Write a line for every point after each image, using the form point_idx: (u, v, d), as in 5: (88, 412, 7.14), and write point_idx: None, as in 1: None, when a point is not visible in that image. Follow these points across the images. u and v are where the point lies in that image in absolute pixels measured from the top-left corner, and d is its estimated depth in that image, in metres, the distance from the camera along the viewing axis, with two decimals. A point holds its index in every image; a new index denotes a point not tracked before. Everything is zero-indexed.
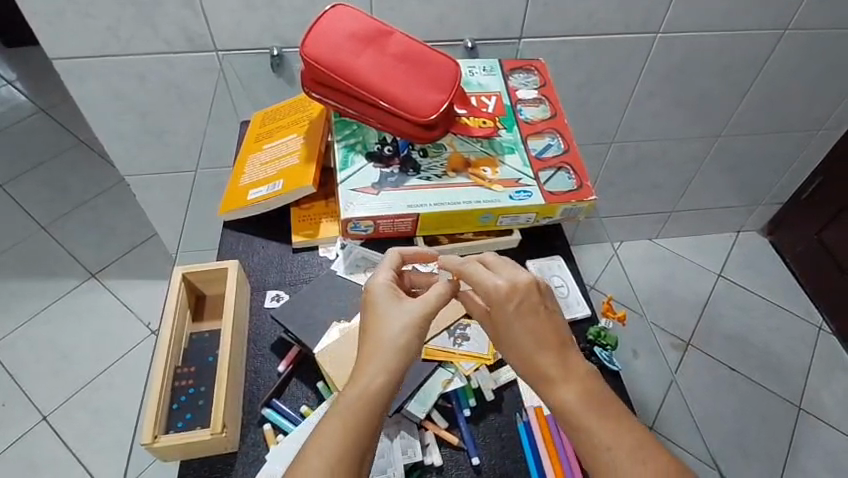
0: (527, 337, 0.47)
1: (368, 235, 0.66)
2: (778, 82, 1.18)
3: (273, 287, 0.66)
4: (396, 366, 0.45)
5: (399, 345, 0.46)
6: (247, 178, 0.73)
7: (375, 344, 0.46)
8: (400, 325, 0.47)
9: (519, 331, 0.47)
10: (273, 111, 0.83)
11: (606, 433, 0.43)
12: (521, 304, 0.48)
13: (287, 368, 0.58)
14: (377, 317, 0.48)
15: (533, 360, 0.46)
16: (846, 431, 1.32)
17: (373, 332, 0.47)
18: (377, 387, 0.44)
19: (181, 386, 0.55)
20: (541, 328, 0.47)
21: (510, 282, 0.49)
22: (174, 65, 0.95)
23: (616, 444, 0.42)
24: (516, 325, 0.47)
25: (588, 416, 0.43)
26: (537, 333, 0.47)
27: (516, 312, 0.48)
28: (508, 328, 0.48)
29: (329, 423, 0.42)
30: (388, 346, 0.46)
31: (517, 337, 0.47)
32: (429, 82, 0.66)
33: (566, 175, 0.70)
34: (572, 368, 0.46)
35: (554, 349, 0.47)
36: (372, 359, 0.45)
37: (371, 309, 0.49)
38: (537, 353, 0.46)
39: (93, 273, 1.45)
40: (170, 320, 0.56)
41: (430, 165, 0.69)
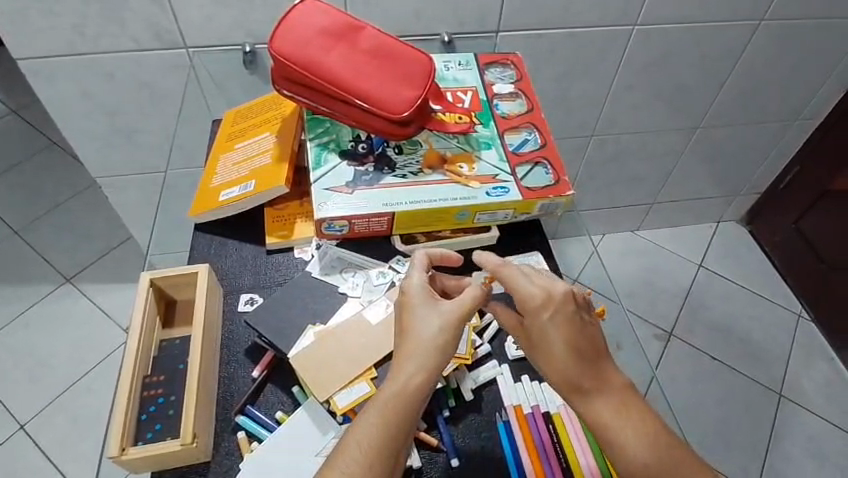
0: (562, 347, 0.48)
1: (344, 235, 0.65)
2: (755, 73, 1.18)
3: (246, 290, 0.64)
4: (431, 366, 0.47)
5: (435, 348, 0.48)
6: (219, 179, 0.72)
7: (410, 346, 0.48)
8: (434, 325, 0.49)
9: (552, 340, 0.49)
10: (246, 109, 0.81)
11: (632, 435, 0.46)
12: (556, 313, 0.49)
13: (262, 373, 0.57)
14: (410, 318, 0.50)
15: (567, 369, 0.48)
16: (824, 415, 1.35)
17: (409, 335, 0.49)
18: (412, 387, 0.46)
19: (151, 396, 0.53)
20: (576, 337, 0.49)
21: (545, 291, 0.50)
22: (144, 63, 0.92)
23: (642, 447, 0.46)
24: (553, 334, 0.49)
25: (622, 422, 0.46)
26: (572, 341, 0.48)
27: (551, 322, 0.49)
28: (543, 337, 0.49)
29: (367, 421, 0.45)
30: (423, 347, 0.48)
31: (554, 347, 0.48)
32: (403, 78, 0.65)
33: (543, 170, 0.69)
34: (606, 377, 0.48)
35: (590, 357, 0.48)
36: (407, 361, 0.48)
37: (407, 310, 0.50)
38: (569, 361, 0.48)
39: (68, 278, 1.42)
40: (137, 327, 0.54)
41: (406, 162, 0.67)
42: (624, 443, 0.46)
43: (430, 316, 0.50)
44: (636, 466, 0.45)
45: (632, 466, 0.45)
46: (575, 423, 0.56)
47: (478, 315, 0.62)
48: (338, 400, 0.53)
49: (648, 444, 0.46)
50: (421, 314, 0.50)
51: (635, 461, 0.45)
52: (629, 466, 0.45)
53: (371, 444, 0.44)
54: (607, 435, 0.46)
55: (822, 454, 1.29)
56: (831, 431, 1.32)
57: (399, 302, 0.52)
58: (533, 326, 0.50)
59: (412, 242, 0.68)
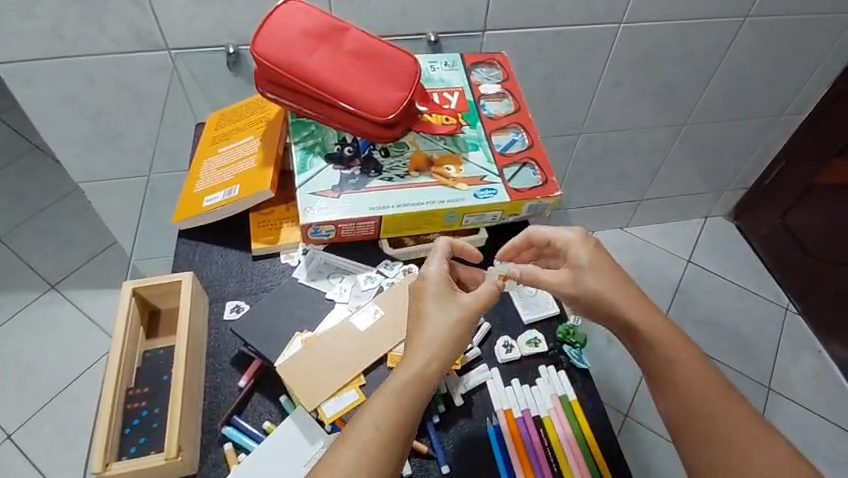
0: (612, 286, 0.53)
1: (331, 240, 0.64)
2: (740, 69, 1.19)
3: (232, 297, 0.63)
4: (444, 356, 0.48)
5: (451, 335, 0.48)
6: (202, 184, 0.70)
7: (425, 333, 0.48)
8: (450, 315, 0.49)
9: (599, 280, 0.53)
10: (229, 112, 0.80)
11: (697, 372, 0.50)
12: (597, 255, 0.55)
13: (249, 383, 0.56)
14: (426, 307, 0.50)
15: (617, 309, 0.52)
16: (812, 407, 1.36)
17: (423, 321, 0.49)
18: (425, 373, 0.46)
19: (134, 409, 0.52)
20: (620, 277, 0.54)
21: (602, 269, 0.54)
22: (126, 65, 0.90)
23: (703, 381, 0.50)
24: (599, 276, 0.54)
25: (679, 354, 0.51)
26: (618, 280, 0.54)
27: (594, 264, 0.54)
28: (591, 278, 0.54)
29: (386, 399, 0.45)
30: (436, 336, 0.48)
31: (603, 285, 0.53)
32: (388, 79, 0.64)
33: (531, 171, 0.69)
34: (654, 313, 0.53)
35: (634, 297, 0.53)
36: (422, 345, 0.48)
37: (430, 297, 0.50)
38: (618, 296, 0.53)
39: (53, 284, 1.39)
40: (119, 340, 0.53)
41: (392, 165, 0.67)
42: (688, 381, 0.50)
43: (447, 306, 0.50)
44: (703, 400, 0.49)
45: (699, 400, 0.49)
46: (565, 426, 0.55)
47: None
48: (326, 409, 0.53)
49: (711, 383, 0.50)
50: (436, 304, 0.50)
51: (700, 398, 0.49)
52: (697, 399, 0.49)
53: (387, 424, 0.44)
54: (673, 374, 0.50)
55: (810, 446, 1.30)
56: (819, 423, 1.34)
57: (418, 288, 0.52)
58: (575, 274, 0.54)
59: (400, 246, 0.67)
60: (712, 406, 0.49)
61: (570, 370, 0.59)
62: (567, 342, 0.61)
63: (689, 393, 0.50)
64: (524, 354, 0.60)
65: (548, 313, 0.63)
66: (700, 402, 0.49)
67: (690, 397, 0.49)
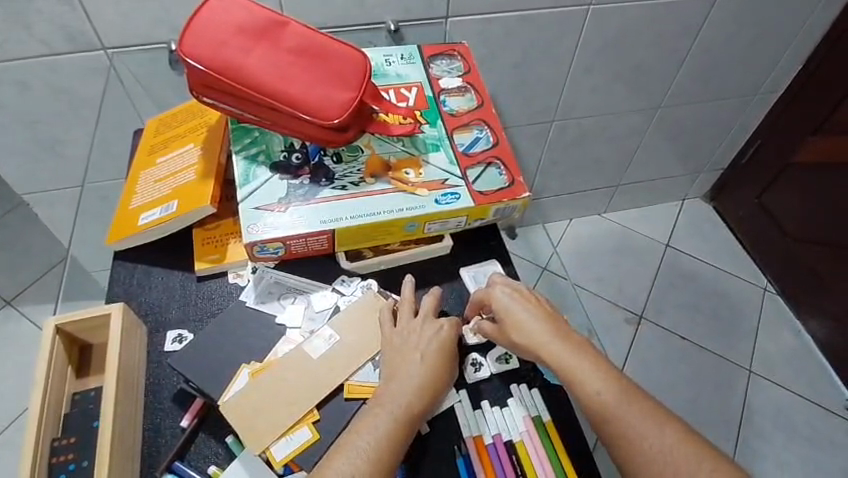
0: (540, 330, 0.51)
1: (281, 257, 0.59)
2: (715, 49, 1.15)
3: (174, 325, 0.58)
4: (440, 381, 0.49)
5: (443, 362, 0.50)
6: (138, 200, 0.64)
7: (419, 358, 0.50)
8: (445, 343, 0.51)
9: (525, 325, 0.51)
10: (168, 118, 0.73)
11: (638, 418, 0.45)
12: (519, 298, 0.53)
13: (192, 422, 0.51)
14: (418, 336, 0.51)
15: (542, 350, 0.50)
16: (791, 387, 1.36)
17: (416, 349, 0.50)
18: (423, 396, 0.48)
19: (59, 463, 0.47)
20: (545, 318, 0.52)
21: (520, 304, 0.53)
22: (59, 68, 0.82)
23: (645, 429, 0.45)
24: (524, 319, 0.52)
25: (616, 396, 0.46)
26: (546, 321, 0.51)
27: (516, 307, 0.52)
28: (515, 325, 0.52)
29: (388, 420, 0.45)
30: (432, 362, 0.50)
31: (529, 329, 0.51)
32: (336, 78, 0.59)
33: (496, 171, 0.64)
34: (586, 352, 0.50)
35: (565, 336, 0.51)
36: (417, 369, 0.49)
37: (439, 330, 0.52)
38: (547, 339, 0.50)
39: (8, 300, 1.30)
40: (39, 386, 0.48)
41: (345, 172, 0.61)
42: (635, 433, 0.45)
43: (445, 335, 0.52)
44: (651, 456, 0.44)
45: (647, 455, 0.44)
46: (539, 450, 0.52)
47: None
48: (275, 452, 0.48)
49: (657, 430, 0.45)
50: (431, 331, 0.52)
51: (649, 451, 0.44)
52: (646, 457, 0.44)
53: (387, 443, 0.44)
54: (615, 427, 0.45)
55: (792, 427, 1.30)
56: (799, 403, 1.34)
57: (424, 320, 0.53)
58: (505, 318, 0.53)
59: (358, 258, 0.62)
60: (663, 460, 0.43)
61: (545, 387, 0.56)
62: None
63: (637, 452, 0.44)
64: (494, 372, 0.56)
65: None
66: (649, 459, 0.44)
67: (638, 456, 0.44)
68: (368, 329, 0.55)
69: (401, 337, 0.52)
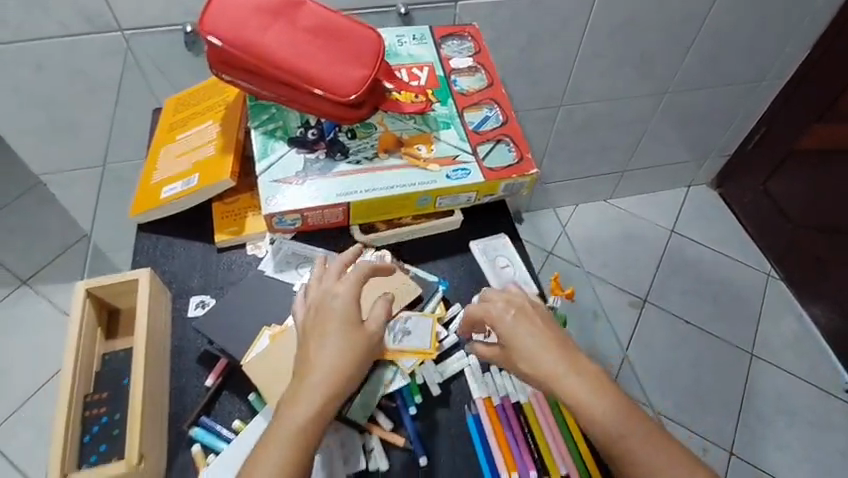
0: (549, 360, 0.47)
1: (297, 228, 0.61)
2: (721, 35, 1.16)
3: (197, 292, 0.60)
4: (346, 363, 0.47)
5: (348, 341, 0.47)
6: (160, 174, 0.66)
7: (320, 344, 0.47)
8: (348, 319, 0.48)
9: (531, 352, 0.48)
10: (186, 97, 0.75)
11: (645, 446, 0.45)
12: (524, 319, 0.49)
13: (216, 381, 0.54)
14: (321, 316, 0.49)
15: (552, 378, 0.47)
16: (793, 370, 1.38)
17: (318, 333, 0.48)
18: (329, 385, 0.45)
19: (93, 415, 0.49)
20: (551, 344, 0.48)
21: (530, 326, 0.49)
22: (78, 49, 0.84)
23: (653, 457, 0.45)
24: (529, 345, 0.48)
25: (626, 428, 0.45)
26: (553, 349, 0.48)
27: (520, 330, 0.49)
28: (521, 353, 0.48)
29: (293, 418, 0.44)
30: (333, 346, 0.47)
31: (537, 359, 0.48)
32: (351, 57, 0.61)
33: (506, 148, 0.66)
34: (596, 378, 0.47)
35: (577, 365, 0.47)
36: (319, 356, 0.47)
37: (339, 310, 0.49)
38: (557, 368, 0.47)
39: (25, 279, 1.33)
40: (73, 345, 0.50)
41: (360, 147, 0.64)
42: (644, 463, 0.44)
43: (337, 314, 0.48)
44: None
45: None
46: (546, 411, 0.54)
47: (444, 306, 0.60)
48: None
49: (663, 454, 0.45)
50: (333, 310, 0.49)
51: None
52: None
53: (293, 442, 0.43)
54: (626, 457, 0.45)
55: (791, 409, 1.32)
56: (800, 386, 1.36)
57: (327, 297, 0.50)
58: (512, 340, 0.49)
59: (371, 231, 0.64)
60: None
61: None
62: None
63: None
64: None
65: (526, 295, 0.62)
66: None
67: None
68: (294, 313, 0.53)
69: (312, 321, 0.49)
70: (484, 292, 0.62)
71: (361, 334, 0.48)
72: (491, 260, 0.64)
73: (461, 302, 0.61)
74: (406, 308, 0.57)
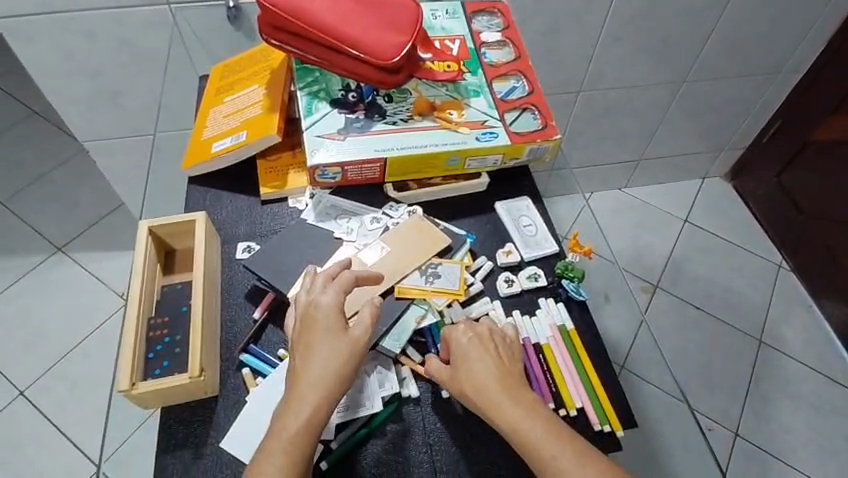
0: (494, 384, 0.50)
1: (337, 183, 0.67)
2: (739, 23, 1.19)
3: (243, 238, 0.66)
4: (336, 367, 0.49)
5: (333, 348, 0.49)
6: (210, 132, 0.72)
7: (307, 350, 0.49)
8: (335, 327, 0.50)
9: (480, 377, 0.51)
10: (232, 63, 0.80)
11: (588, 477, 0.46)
12: (481, 345, 0.53)
13: (263, 314, 0.59)
14: (310, 325, 0.50)
15: (494, 401, 0.49)
16: (803, 359, 1.39)
17: (304, 340, 0.50)
18: (320, 388, 0.48)
19: (156, 336, 0.55)
20: (503, 370, 0.51)
21: (484, 350, 0.52)
22: (126, 20, 0.88)
23: None
24: (480, 372, 0.51)
25: (566, 455, 0.46)
26: (502, 375, 0.51)
27: (477, 353, 0.52)
28: (469, 376, 0.51)
29: (290, 424, 0.46)
30: (320, 353, 0.49)
31: (486, 381, 0.50)
32: (390, 25, 0.66)
33: (531, 116, 0.70)
34: (537, 408, 0.49)
35: (519, 394, 0.50)
36: (307, 361, 0.49)
37: (325, 319, 0.50)
38: (501, 396, 0.49)
39: (59, 247, 1.37)
40: (139, 272, 0.56)
41: (396, 110, 0.68)
42: None
43: (324, 321, 0.50)
44: None
45: None
46: (563, 353, 0.60)
47: (471, 257, 0.65)
48: None
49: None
50: (321, 319, 0.50)
51: None
52: None
53: (293, 447, 0.46)
54: None
55: (799, 395, 1.33)
56: (809, 374, 1.37)
57: (313, 306, 0.51)
58: (463, 363, 0.52)
59: (404, 189, 0.69)
60: None
61: (568, 303, 0.64)
62: (565, 277, 0.64)
63: None
64: (525, 288, 0.64)
65: (547, 251, 0.67)
66: None
67: None
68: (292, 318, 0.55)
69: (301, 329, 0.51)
70: (508, 247, 0.67)
71: (348, 339, 0.50)
72: (515, 219, 0.69)
73: (486, 254, 0.66)
74: (436, 256, 0.62)
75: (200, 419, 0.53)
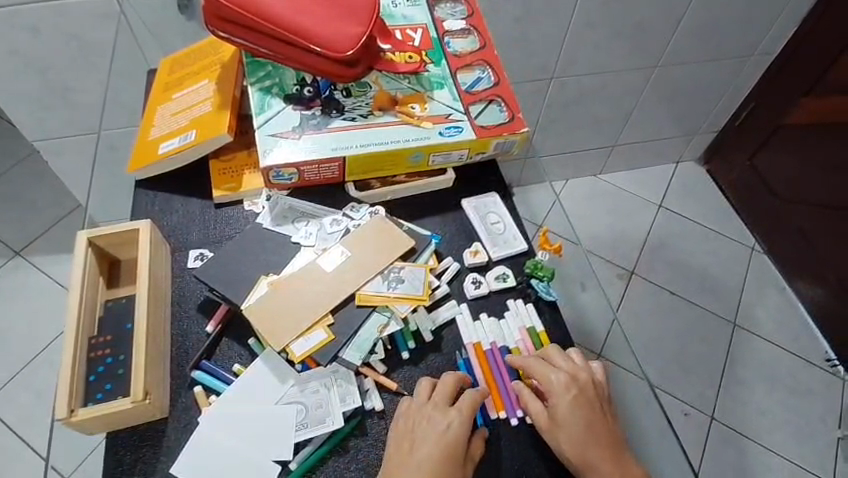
0: (588, 446, 0.51)
1: (294, 184, 0.64)
2: (712, 7, 1.17)
3: (195, 245, 0.62)
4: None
5: (448, 464, 0.48)
6: (157, 131, 0.67)
7: (429, 455, 0.49)
8: (453, 450, 0.49)
9: (578, 435, 0.52)
10: (181, 56, 0.74)
11: None
12: (580, 400, 0.53)
13: (216, 328, 0.56)
14: (429, 433, 0.50)
15: (576, 455, 0.51)
16: (776, 340, 1.40)
17: (423, 443, 0.49)
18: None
19: (98, 357, 0.51)
20: (597, 429, 0.52)
21: (574, 400, 0.53)
22: (68, 12, 0.81)
23: None
24: (570, 422, 0.52)
25: None
26: (595, 436, 0.52)
27: (576, 411, 0.52)
28: (567, 434, 0.52)
29: None
30: (436, 467, 0.48)
31: (579, 443, 0.51)
32: (348, 14, 0.62)
33: (497, 108, 0.67)
34: (614, 461, 0.52)
35: (611, 456, 0.52)
36: (418, 468, 0.48)
37: (450, 438, 0.49)
38: (586, 451, 0.51)
39: (18, 251, 1.31)
40: (77, 288, 0.52)
41: (355, 105, 0.65)
42: None
43: (449, 442, 0.49)
44: None
45: None
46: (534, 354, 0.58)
47: (436, 258, 0.62)
48: (294, 349, 0.53)
49: None
50: (444, 436, 0.49)
51: None
52: None
53: None
54: None
55: (772, 376, 1.35)
56: (782, 355, 1.38)
57: (443, 420, 0.50)
58: (556, 410, 0.53)
59: (366, 188, 0.66)
60: None
61: (537, 302, 0.62)
62: (535, 276, 0.62)
63: None
64: (493, 289, 0.62)
65: (515, 249, 0.65)
66: None
67: None
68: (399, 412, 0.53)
69: (417, 430, 0.50)
70: (475, 246, 0.64)
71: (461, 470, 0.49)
72: (482, 216, 0.66)
73: (453, 256, 0.64)
74: (400, 259, 0.59)
75: (148, 444, 0.50)
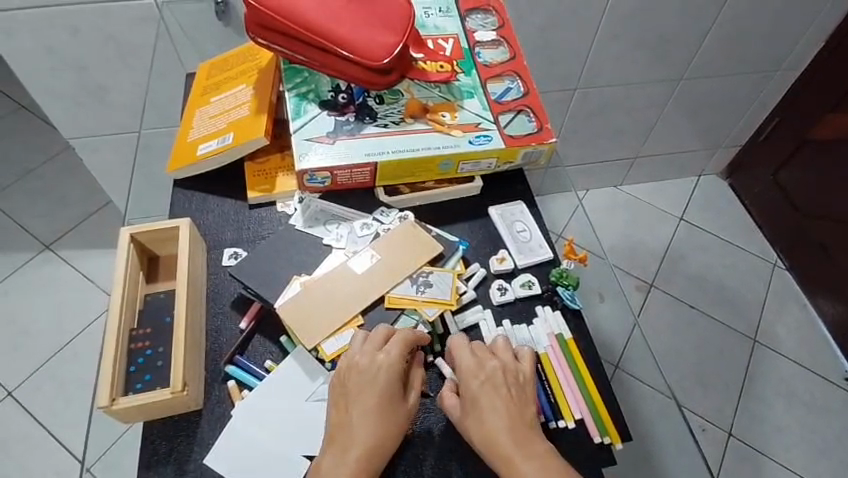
0: (498, 426, 0.50)
1: (326, 187, 0.65)
2: (738, 20, 1.17)
3: (230, 245, 0.64)
4: (387, 442, 0.49)
5: (380, 415, 0.50)
6: (196, 133, 0.69)
7: (363, 405, 0.50)
8: (384, 397, 0.50)
9: (488, 426, 0.50)
10: (219, 61, 0.77)
11: None
12: (488, 391, 0.52)
13: (249, 325, 0.58)
14: (360, 380, 0.51)
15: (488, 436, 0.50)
16: (796, 358, 1.38)
17: (357, 394, 0.50)
18: (364, 462, 0.48)
19: (138, 348, 0.54)
20: (508, 409, 0.51)
21: (480, 382, 0.52)
22: (111, 16, 0.84)
23: None
24: (481, 406, 0.51)
25: None
26: (506, 415, 0.50)
27: (482, 396, 0.51)
28: (479, 418, 0.50)
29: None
30: (379, 419, 0.50)
31: (494, 432, 0.49)
32: (383, 23, 0.64)
33: (526, 118, 0.68)
34: (528, 441, 0.49)
35: (530, 448, 0.49)
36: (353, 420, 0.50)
37: (378, 384, 0.51)
38: (497, 430, 0.49)
39: (47, 245, 1.34)
40: (121, 283, 0.54)
41: (387, 112, 0.67)
42: None
43: (381, 388, 0.51)
44: None
45: None
46: (565, 370, 0.59)
47: (463, 264, 0.64)
48: (326, 348, 0.55)
49: None
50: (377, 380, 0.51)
51: None
52: None
53: None
54: None
55: (792, 394, 1.33)
56: (802, 373, 1.36)
57: (370, 367, 0.51)
58: (468, 397, 0.52)
59: (395, 193, 0.67)
60: None
61: (562, 310, 0.63)
62: (560, 284, 0.63)
63: None
64: (519, 296, 0.63)
65: (541, 257, 0.66)
66: None
67: None
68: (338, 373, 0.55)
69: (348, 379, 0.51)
70: (501, 253, 0.65)
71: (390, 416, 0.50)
72: (509, 224, 0.68)
73: (479, 262, 0.65)
74: (428, 264, 0.61)
75: (183, 434, 0.52)
